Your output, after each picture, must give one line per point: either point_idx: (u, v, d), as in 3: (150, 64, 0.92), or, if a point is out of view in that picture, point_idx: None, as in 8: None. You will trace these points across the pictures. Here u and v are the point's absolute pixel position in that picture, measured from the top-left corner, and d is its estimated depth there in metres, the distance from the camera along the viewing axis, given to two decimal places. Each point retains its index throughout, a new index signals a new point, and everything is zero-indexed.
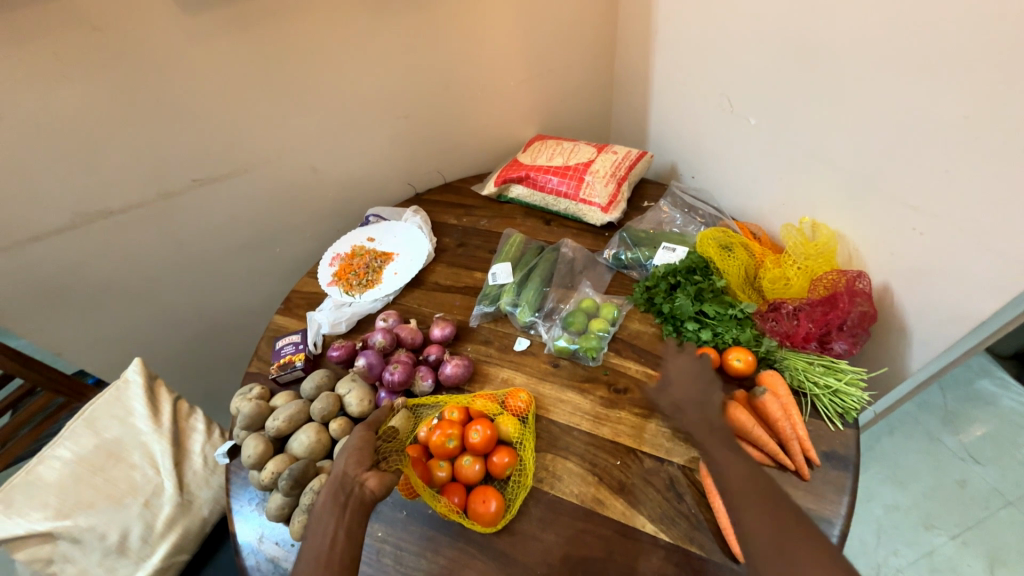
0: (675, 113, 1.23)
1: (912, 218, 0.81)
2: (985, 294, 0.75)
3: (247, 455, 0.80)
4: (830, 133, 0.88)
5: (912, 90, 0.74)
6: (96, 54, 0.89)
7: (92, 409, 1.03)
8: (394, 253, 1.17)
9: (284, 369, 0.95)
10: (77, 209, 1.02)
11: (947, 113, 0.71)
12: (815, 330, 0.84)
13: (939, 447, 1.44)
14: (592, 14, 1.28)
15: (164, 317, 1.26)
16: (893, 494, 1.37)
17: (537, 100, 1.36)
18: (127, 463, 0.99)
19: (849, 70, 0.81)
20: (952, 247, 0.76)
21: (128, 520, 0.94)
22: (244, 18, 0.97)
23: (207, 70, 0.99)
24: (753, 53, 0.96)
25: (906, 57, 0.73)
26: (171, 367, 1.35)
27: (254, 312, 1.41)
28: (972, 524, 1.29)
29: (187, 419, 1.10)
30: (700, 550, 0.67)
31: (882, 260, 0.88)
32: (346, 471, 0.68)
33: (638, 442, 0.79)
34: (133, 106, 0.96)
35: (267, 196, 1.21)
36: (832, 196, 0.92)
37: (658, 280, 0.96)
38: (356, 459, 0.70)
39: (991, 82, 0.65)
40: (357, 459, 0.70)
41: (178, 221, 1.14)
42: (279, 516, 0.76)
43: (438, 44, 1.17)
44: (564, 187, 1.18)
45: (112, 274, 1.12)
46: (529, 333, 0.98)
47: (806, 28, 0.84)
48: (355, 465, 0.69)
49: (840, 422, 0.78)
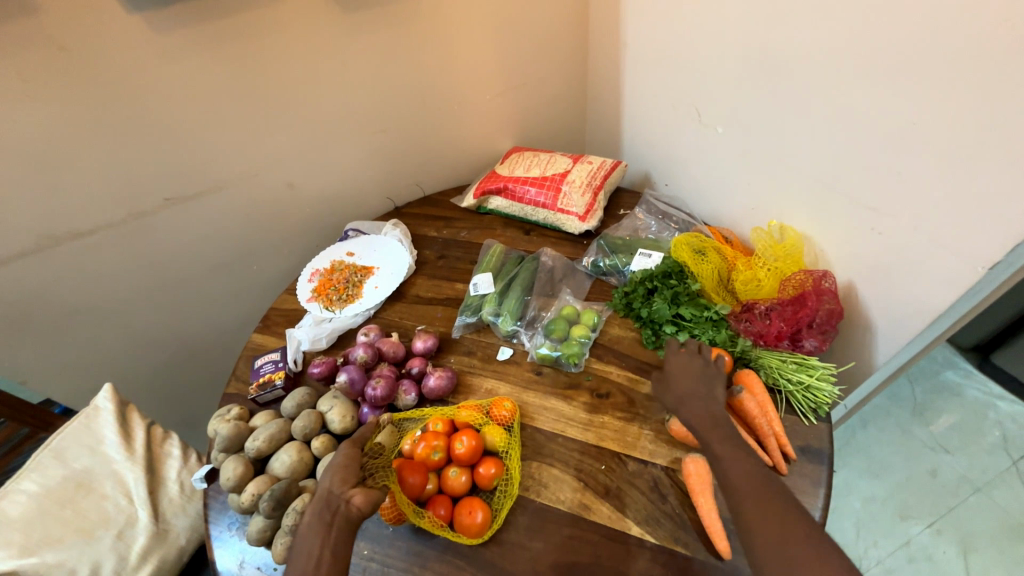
0: (647, 124, 1.27)
1: (871, 219, 0.85)
2: (940, 289, 0.79)
3: (226, 478, 0.78)
4: (791, 140, 0.92)
5: (864, 98, 0.78)
6: (63, 74, 0.88)
7: (59, 439, 0.99)
8: (374, 267, 1.17)
9: (263, 388, 0.93)
10: (43, 231, 0.99)
11: (897, 119, 0.76)
12: (786, 329, 0.88)
13: (911, 438, 1.49)
14: (563, 29, 1.32)
15: (136, 339, 1.22)
16: (870, 486, 1.41)
17: (512, 113, 1.39)
18: (98, 494, 0.95)
19: (807, 79, 0.85)
20: (908, 244, 0.81)
21: (98, 554, 0.90)
22: (219, 36, 0.97)
23: (180, 88, 0.98)
24: (716, 66, 1.01)
25: (857, 67, 0.77)
26: (144, 391, 1.31)
27: (231, 332, 1.38)
28: (945, 511, 1.34)
29: (162, 445, 1.07)
30: (686, 549, 0.68)
31: (845, 259, 0.92)
32: (331, 488, 0.68)
33: (622, 445, 0.80)
34: (103, 125, 0.95)
35: (243, 213, 1.19)
36: (796, 199, 0.96)
37: (636, 285, 0.99)
38: (341, 476, 0.69)
39: (933, 90, 0.70)
40: (342, 476, 0.69)
41: (150, 240, 1.11)
42: (261, 539, 0.74)
43: (414, 60, 1.19)
44: (542, 197, 1.20)
45: (82, 296, 1.09)
46: (511, 342, 0.98)
47: (764, 42, 0.89)
48: (340, 483, 0.68)
49: (813, 417, 0.81)
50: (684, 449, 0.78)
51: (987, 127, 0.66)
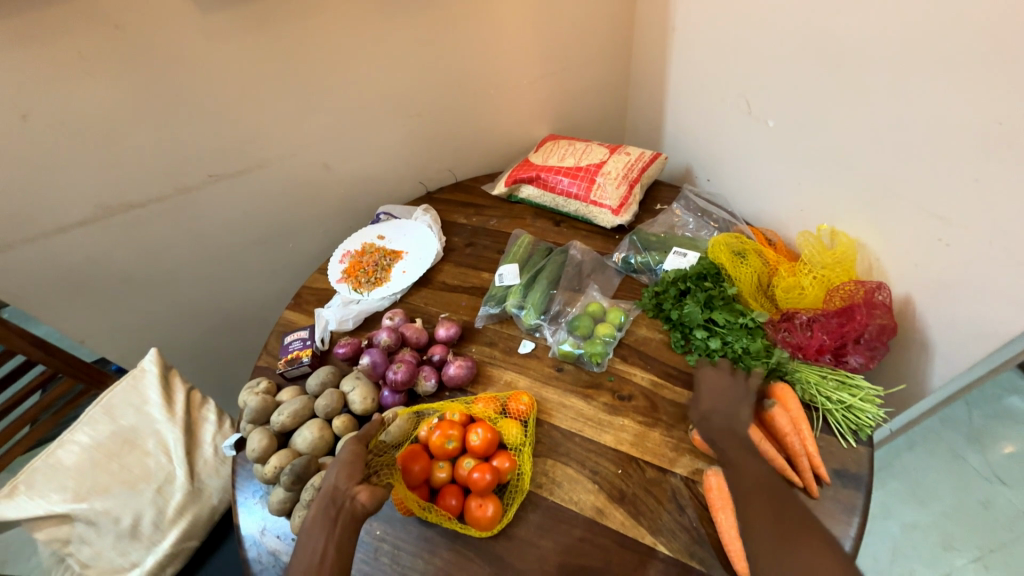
0: (691, 115, 1.20)
1: (938, 229, 0.77)
2: (1014, 311, 0.71)
3: (252, 449, 0.81)
4: (852, 139, 0.84)
5: (943, 91, 0.70)
6: (117, 52, 0.91)
7: (110, 397, 1.06)
8: (402, 251, 1.17)
9: (291, 364, 0.97)
10: (100, 202, 1.05)
11: (980, 117, 0.67)
12: (830, 342, 0.82)
13: (962, 465, 1.38)
14: (608, 12, 1.25)
15: (180, 308, 1.29)
16: (912, 512, 1.32)
17: (550, 99, 1.35)
18: (142, 450, 1.02)
19: (874, 68, 0.77)
20: (980, 257, 0.73)
21: (141, 506, 0.97)
22: (261, 17, 0.98)
23: (223, 66, 1.00)
24: (773, 54, 0.93)
25: (935, 56, 0.69)
26: (187, 357, 1.39)
27: (266, 307, 1.43)
28: (997, 547, 1.24)
29: (199, 409, 1.13)
30: (701, 565, 0.66)
31: (904, 271, 0.84)
32: (337, 484, 0.69)
33: (641, 450, 0.77)
34: (153, 104, 0.99)
35: (280, 192, 1.22)
36: (853, 203, 0.89)
37: (667, 286, 0.94)
38: (347, 472, 0.70)
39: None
40: (349, 473, 0.70)
41: (195, 215, 1.16)
42: (281, 510, 0.77)
43: (451, 41, 1.16)
44: (574, 188, 1.16)
45: (132, 265, 1.15)
46: (533, 336, 0.97)
47: (829, 28, 0.81)
48: (346, 478, 0.69)
49: (853, 439, 0.75)
50: (706, 459, 0.75)
51: None
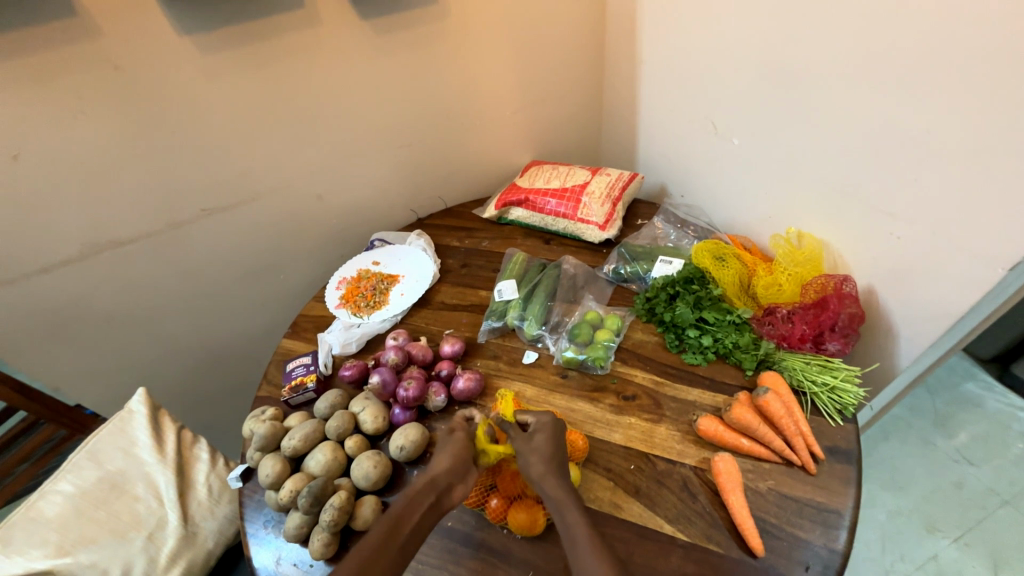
0: (662, 140, 1.32)
1: (889, 225, 0.88)
2: (961, 293, 0.82)
3: (265, 475, 0.81)
4: (809, 153, 0.96)
5: (883, 104, 0.81)
6: (114, 92, 0.93)
7: (95, 440, 0.99)
8: (399, 275, 1.20)
9: (296, 392, 0.96)
10: (88, 240, 1.03)
11: (914, 127, 0.78)
12: (809, 331, 0.91)
13: (933, 449, 1.48)
14: (582, 48, 1.37)
15: (167, 346, 1.26)
16: (894, 499, 1.40)
17: (532, 129, 1.44)
18: (130, 495, 0.94)
19: (824, 91, 0.89)
20: (928, 247, 0.83)
21: (130, 555, 0.89)
22: (261, 59, 1.02)
23: (223, 102, 1.03)
24: (734, 83, 1.05)
25: (876, 76, 0.80)
26: (172, 396, 1.34)
27: (256, 341, 1.41)
28: (973, 524, 1.32)
29: (191, 448, 1.05)
30: (718, 547, 0.70)
31: (864, 265, 0.95)
32: (439, 475, 0.70)
33: (650, 446, 0.82)
34: (150, 141, 1.00)
35: (272, 223, 1.23)
36: (814, 209, 1.00)
37: (658, 291, 1.01)
38: (451, 464, 0.71)
39: (958, 92, 0.72)
40: (452, 469, 0.71)
41: (186, 249, 1.16)
42: (298, 536, 0.77)
43: (439, 76, 1.23)
44: (562, 208, 1.24)
45: (119, 303, 1.13)
46: (536, 346, 1.01)
47: (783, 58, 0.93)
48: (449, 472, 0.70)
49: (840, 418, 0.82)
50: (712, 448, 0.80)
51: (1019, 132, 0.68)
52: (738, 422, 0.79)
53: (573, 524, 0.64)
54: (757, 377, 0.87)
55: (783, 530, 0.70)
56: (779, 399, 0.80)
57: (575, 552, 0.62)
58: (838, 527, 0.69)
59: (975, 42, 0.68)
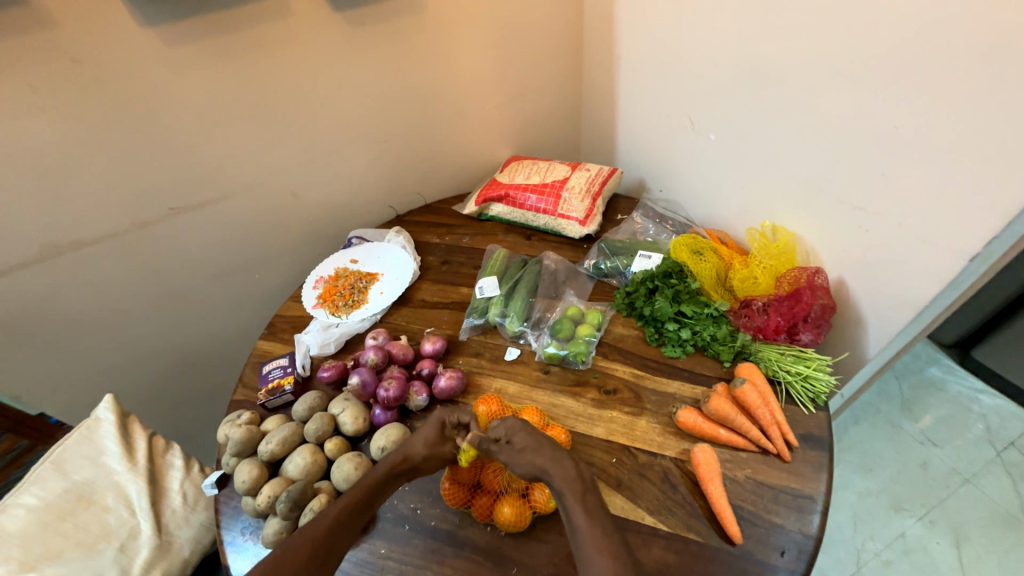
0: (640, 134, 1.32)
1: (859, 217, 0.90)
2: (927, 283, 0.85)
3: (242, 481, 0.79)
4: (783, 148, 0.97)
5: (853, 100, 0.83)
6: (70, 85, 0.88)
7: (59, 451, 0.94)
8: (378, 273, 1.18)
9: (273, 394, 0.94)
10: (46, 241, 0.98)
11: (882, 123, 0.81)
12: (784, 323, 0.93)
13: (900, 432, 1.54)
14: (560, 43, 1.37)
15: (137, 350, 1.21)
16: (864, 481, 1.45)
17: (511, 123, 1.43)
18: (99, 506, 0.91)
19: (797, 86, 0.90)
20: (896, 239, 0.86)
21: (101, 568, 0.85)
22: (229, 51, 0.98)
23: (189, 96, 0.99)
24: (710, 78, 1.05)
25: (847, 73, 0.82)
26: (143, 402, 1.29)
27: (231, 343, 1.37)
28: (937, 503, 1.38)
29: (163, 456, 1.02)
30: (698, 536, 0.71)
31: (835, 257, 0.97)
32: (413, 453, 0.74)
33: (631, 439, 0.83)
34: (111, 137, 0.96)
35: (245, 221, 1.20)
36: (788, 203, 1.02)
37: (637, 285, 1.02)
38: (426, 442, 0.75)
39: (924, 89, 0.74)
40: (428, 440, 0.75)
41: (154, 250, 1.11)
42: (277, 542, 0.75)
43: (416, 70, 1.21)
44: (542, 204, 1.23)
45: (82, 307, 1.08)
46: (518, 343, 1.01)
47: (758, 54, 0.94)
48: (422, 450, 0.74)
49: (813, 406, 0.85)
50: (691, 439, 0.82)
51: (981, 128, 0.70)
52: (717, 414, 0.80)
53: (579, 518, 0.65)
54: (734, 369, 0.89)
55: (760, 517, 0.72)
56: (756, 391, 0.82)
57: (581, 547, 0.62)
58: (811, 512, 0.72)
59: (940, 40, 0.70)
